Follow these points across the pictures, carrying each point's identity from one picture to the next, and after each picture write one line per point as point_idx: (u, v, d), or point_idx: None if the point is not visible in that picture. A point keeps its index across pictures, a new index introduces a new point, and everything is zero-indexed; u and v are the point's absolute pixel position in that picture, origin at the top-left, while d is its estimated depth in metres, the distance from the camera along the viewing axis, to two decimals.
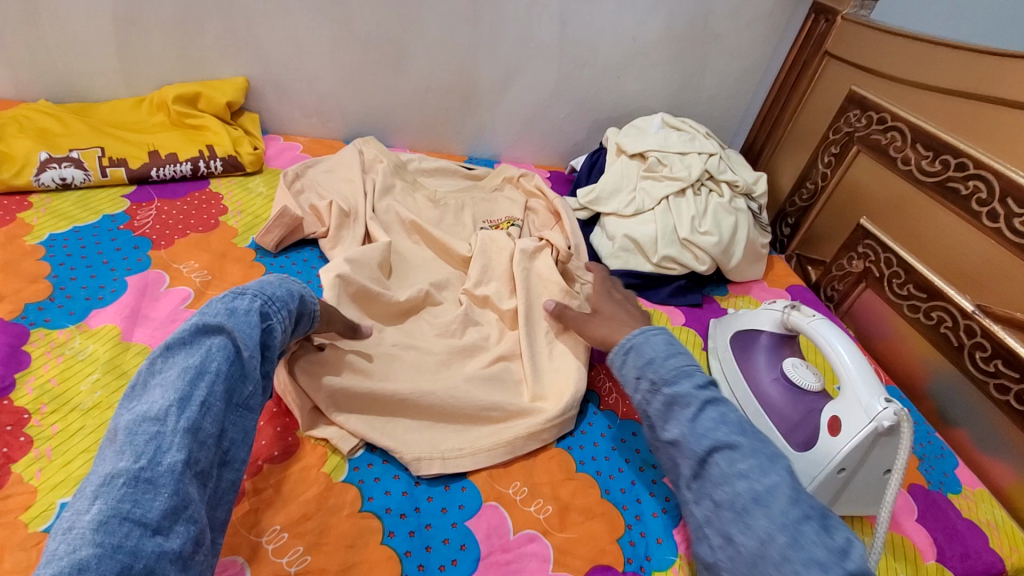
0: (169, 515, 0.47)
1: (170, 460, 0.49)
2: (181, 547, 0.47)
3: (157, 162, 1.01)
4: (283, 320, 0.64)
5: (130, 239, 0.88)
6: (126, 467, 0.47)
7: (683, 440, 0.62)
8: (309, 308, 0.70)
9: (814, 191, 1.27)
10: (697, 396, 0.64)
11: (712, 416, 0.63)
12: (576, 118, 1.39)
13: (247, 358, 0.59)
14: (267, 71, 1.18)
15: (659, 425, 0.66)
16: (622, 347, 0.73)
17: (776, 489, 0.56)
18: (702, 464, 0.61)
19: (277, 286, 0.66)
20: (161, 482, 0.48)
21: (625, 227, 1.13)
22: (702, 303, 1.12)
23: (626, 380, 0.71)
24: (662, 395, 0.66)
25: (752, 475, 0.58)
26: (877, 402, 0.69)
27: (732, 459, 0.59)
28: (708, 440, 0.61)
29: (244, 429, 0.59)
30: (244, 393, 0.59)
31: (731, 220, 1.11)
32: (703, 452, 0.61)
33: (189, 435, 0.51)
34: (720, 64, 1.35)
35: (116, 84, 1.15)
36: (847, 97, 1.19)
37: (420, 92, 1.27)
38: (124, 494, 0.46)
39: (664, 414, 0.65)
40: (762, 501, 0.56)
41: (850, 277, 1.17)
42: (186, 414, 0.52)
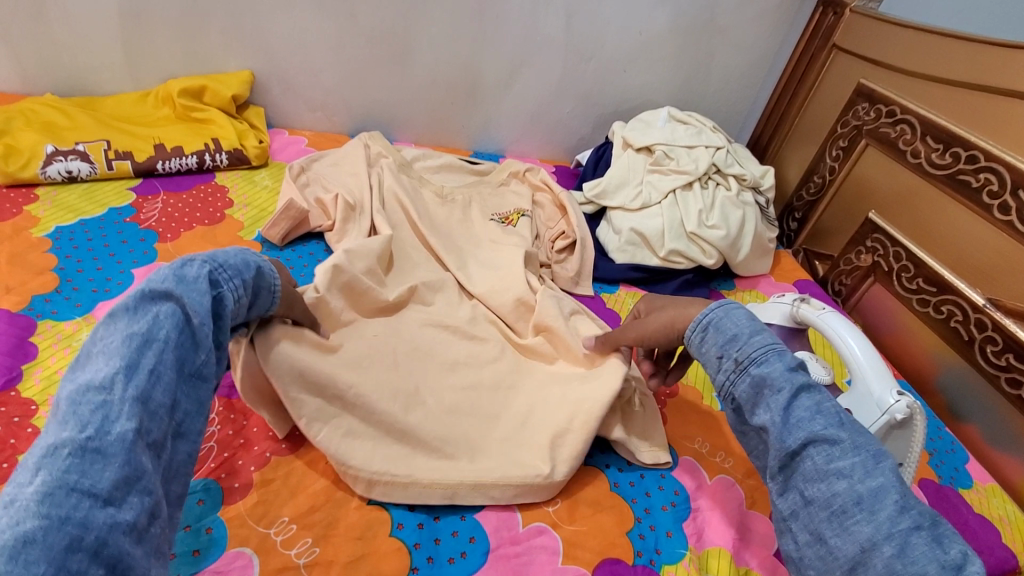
0: (121, 486, 0.44)
1: (120, 429, 0.46)
2: (136, 519, 0.44)
3: (163, 155, 1.01)
4: (235, 287, 0.60)
5: (137, 232, 0.88)
6: (70, 438, 0.44)
7: (774, 431, 0.57)
8: (264, 284, 0.65)
9: (821, 185, 1.26)
10: (790, 380, 0.58)
11: (808, 405, 0.57)
12: (582, 112, 1.39)
13: (199, 326, 0.56)
14: (272, 65, 1.18)
15: (747, 410, 0.60)
16: (698, 321, 0.66)
17: (883, 493, 0.51)
18: (793, 457, 0.56)
19: (230, 252, 0.62)
20: (111, 452, 0.45)
21: (631, 221, 1.12)
22: (709, 297, 1.11)
23: (706, 358, 0.64)
24: (750, 375, 0.60)
25: (854, 475, 0.53)
26: (890, 395, 0.68)
27: (830, 454, 0.54)
28: (803, 432, 0.56)
29: (201, 400, 0.56)
30: (198, 361, 0.56)
31: (738, 214, 1.10)
32: (796, 445, 0.56)
33: (139, 404, 0.48)
34: (727, 57, 1.34)
35: (121, 78, 1.14)
36: (855, 90, 1.18)
37: (425, 86, 1.27)
38: (71, 465, 0.43)
39: (754, 398, 0.59)
40: (865, 503, 0.51)
41: (858, 271, 1.16)
42: (134, 382, 0.49)
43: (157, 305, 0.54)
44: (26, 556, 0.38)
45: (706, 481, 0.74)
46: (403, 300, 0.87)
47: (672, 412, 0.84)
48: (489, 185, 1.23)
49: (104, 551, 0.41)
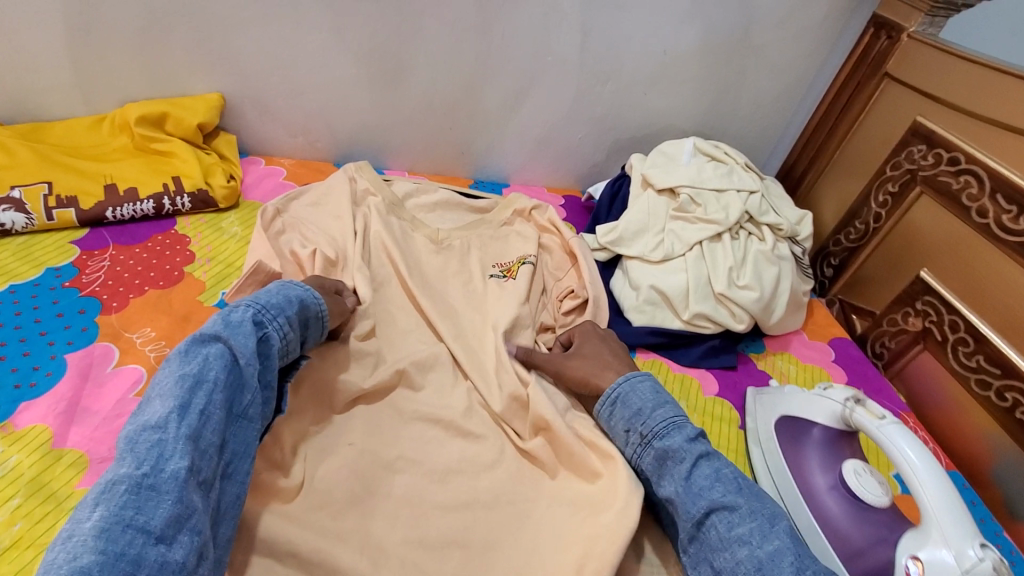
0: (172, 523, 0.48)
1: (174, 466, 0.51)
2: (184, 557, 0.47)
3: (113, 200, 0.87)
4: (278, 329, 0.67)
5: (76, 300, 0.76)
6: (128, 474, 0.49)
7: (680, 500, 0.64)
8: (311, 314, 0.73)
9: (863, 232, 1.12)
10: (688, 450, 0.67)
11: (706, 473, 0.65)
12: (595, 139, 1.24)
13: (244, 368, 0.62)
14: (246, 86, 1.03)
15: (655, 482, 0.68)
16: (608, 397, 0.76)
17: (781, 556, 0.57)
18: (700, 526, 0.62)
19: (271, 297, 0.69)
20: (164, 489, 0.50)
21: (651, 276, 0.99)
22: (737, 364, 0.98)
23: (614, 431, 0.74)
24: (654, 448, 0.69)
25: (754, 541, 0.59)
26: (970, 548, 0.57)
27: (730, 521, 0.61)
28: (704, 501, 0.63)
29: (247, 439, 0.60)
30: (243, 402, 0.61)
31: (773, 272, 0.97)
32: (699, 514, 0.62)
33: (190, 442, 0.53)
34: (761, 81, 1.19)
35: (72, 101, 1.00)
36: (910, 128, 1.03)
37: (420, 110, 1.13)
38: (129, 501, 0.48)
39: (658, 470, 0.68)
40: (766, 569, 0.57)
41: (904, 335, 1.03)
42: (186, 422, 0.54)
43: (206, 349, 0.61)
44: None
45: None
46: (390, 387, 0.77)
47: None
48: (490, 226, 1.09)
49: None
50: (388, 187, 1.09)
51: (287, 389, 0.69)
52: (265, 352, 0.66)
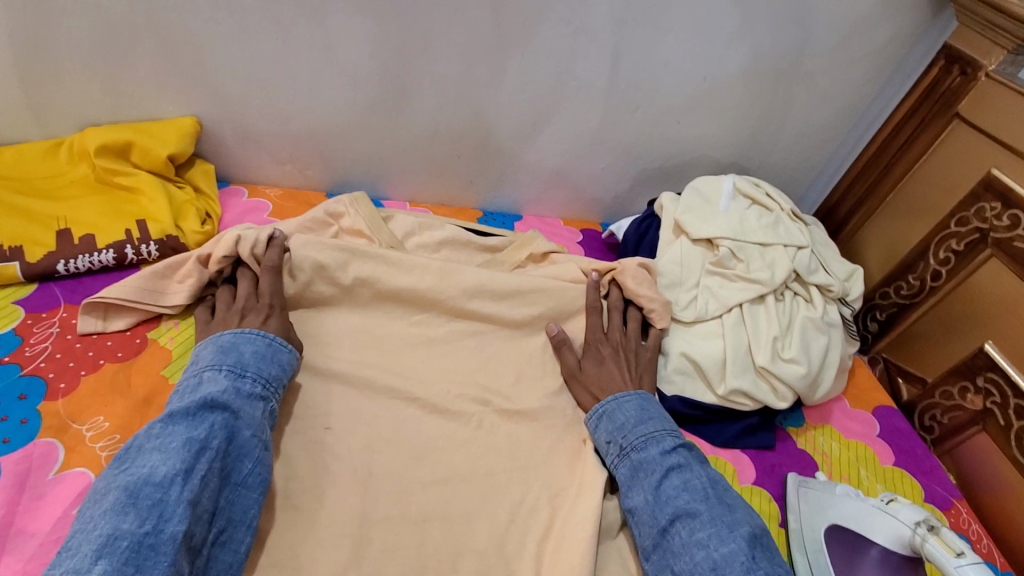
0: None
1: (172, 529, 0.50)
2: None
3: (67, 251, 0.75)
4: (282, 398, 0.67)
5: (16, 382, 0.64)
6: (130, 531, 0.49)
7: (647, 509, 0.66)
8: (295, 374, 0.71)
9: (918, 288, 1.01)
10: (660, 462, 0.69)
11: (676, 483, 0.67)
12: (619, 169, 1.11)
13: (248, 437, 0.60)
14: (226, 109, 0.90)
15: (623, 491, 0.69)
16: (595, 411, 0.77)
17: (732, 557, 0.59)
18: (664, 534, 0.64)
19: (270, 365, 0.67)
20: (162, 551, 0.49)
21: (683, 341, 0.88)
22: (775, 444, 0.87)
23: (596, 442, 0.75)
24: (630, 460, 0.70)
25: (711, 544, 0.61)
26: None
27: (692, 528, 0.62)
28: (670, 508, 0.65)
29: (246, 508, 0.58)
30: (243, 471, 0.59)
31: (822, 342, 0.86)
32: (665, 522, 0.64)
33: (190, 506, 0.52)
34: (808, 110, 1.06)
35: (23, 121, 0.86)
36: (982, 180, 0.91)
37: (424, 137, 1.00)
38: (127, 560, 0.48)
39: (631, 479, 0.69)
40: (720, 570, 0.59)
41: (960, 413, 0.92)
42: (189, 485, 0.53)
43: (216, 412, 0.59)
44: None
45: None
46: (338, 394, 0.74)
47: None
48: (500, 269, 0.98)
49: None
50: (386, 224, 0.96)
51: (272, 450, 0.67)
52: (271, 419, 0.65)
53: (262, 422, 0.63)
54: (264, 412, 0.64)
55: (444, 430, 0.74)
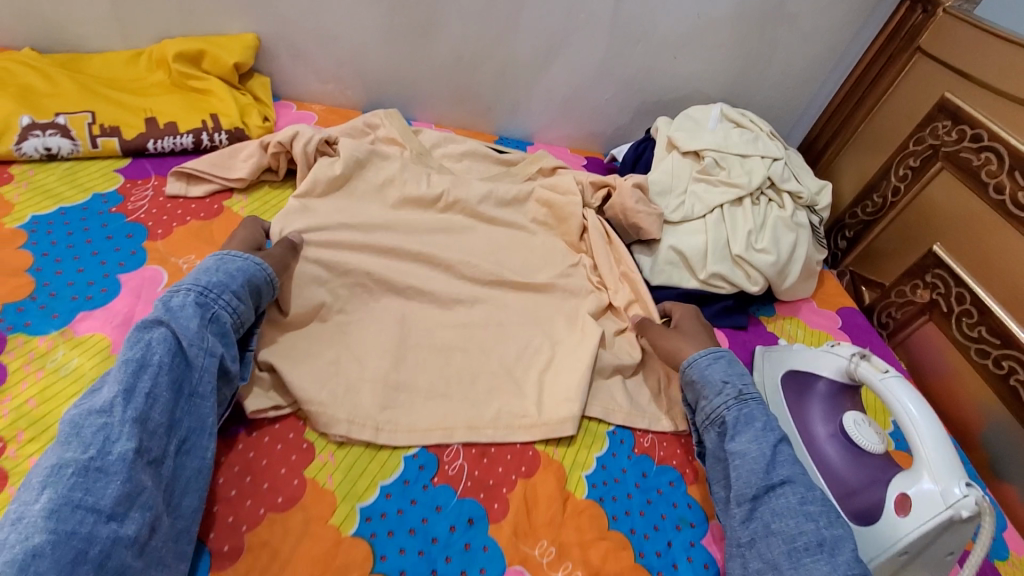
0: (123, 502, 0.49)
1: (120, 449, 0.51)
2: (136, 532, 0.49)
3: (155, 133, 0.90)
4: (226, 306, 0.64)
5: (123, 226, 0.79)
6: (75, 458, 0.49)
7: (759, 460, 0.66)
8: (260, 281, 0.70)
9: (881, 205, 1.15)
10: (778, 428, 0.70)
11: (788, 453, 0.68)
12: (622, 101, 1.25)
13: (191, 350, 0.60)
14: (280, 28, 1.04)
15: (729, 433, 0.70)
16: (712, 352, 0.77)
17: (841, 541, 0.60)
18: (769, 491, 0.64)
19: (211, 274, 0.65)
20: (112, 470, 0.50)
21: (671, 236, 1.02)
22: (748, 325, 1.02)
23: (710, 380, 0.74)
24: (745, 409, 0.71)
25: (822, 522, 0.61)
26: (956, 485, 0.62)
27: (803, 498, 0.63)
28: (784, 472, 0.65)
29: (203, 417, 0.60)
30: (193, 381, 0.59)
31: (791, 237, 1.00)
32: (775, 481, 0.65)
33: (137, 426, 0.53)
34: (792, 49, 1.19)
35: (108, 34, 1.01)
36: (937, 104, 1.04)
37: (450, 63, 1.14)
38: (76, 483, 0.49)
39: (739, 425, 0.70)
40: (826, 546, 0.59)
41: (911, 306, 1.07)
42: (132, 405, 0.54)
43: (152, 332, 0.59)
44: (35, 567, 0.44)
45: None
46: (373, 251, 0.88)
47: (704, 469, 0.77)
48: (513, 179, 1.12)
49: (107, 563, 0.47)
50: (416, 136, 1.10)
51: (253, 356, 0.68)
52: (216, 329, 0.63)
53: (204, 334, 0.62)
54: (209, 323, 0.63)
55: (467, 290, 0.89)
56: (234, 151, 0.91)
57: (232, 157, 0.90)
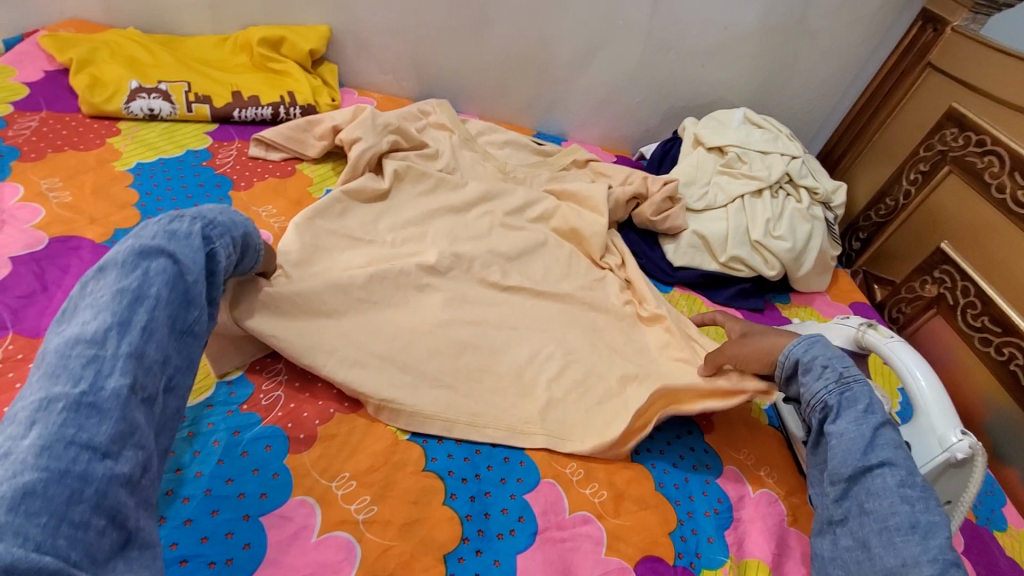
0: (117, 440, 0.47)
1: (113, 385, 0.49)
2: (130, 472, 0.48)
3: (240, 103, 1.01)
4: (227, 244, 0.63)
5: (212, 177, 0.90)
6: (65, 393, 0.46)
7: (857, 442, 0.65)
8: (253, 237, 0.68)
9: (892, 208, 1.22)
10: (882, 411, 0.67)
11: (890, 437, 0.65)
12: (652, 104, 1.35)
13: (191, 285, 0.58)
14: (350, 22, 1.17)
15: (828, 417, 0.68)
16: (813, 337, 0.75)
17: (937, 528, 0.58)
18: (866, 472, 0.63)
19: (216, 210, 0.64)
20: (106, 408, 0.47)
21: (694, 222, 1.10)
22: (763, 308, 1.09)
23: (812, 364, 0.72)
24: (850, 391, 0.68)
25: (916, 505, 0.59)
26: (952, 433, 0.69)
27: (902, 480, 0.61)
28: (883, 454, 0.63)
29: (191, 356, 0.58)
30: (189, 319, 0.57)
31: (807, 228, 1.08)
32: (872, 462, 0.63)
33: (132, 362, 0.50)
34: (812, 62, 1.29)
35: (201, 20, 1.14)
36: (945, 113, 1.13)
37: (496, 61, 1.25)
38: (66, 420, 0.46)
39: (841, 409, 0.68)
40: (921, 530, 0.58)
41: (920, 301, 1.13)
42: (127, 339, 0.51)
43: (148, 263, 0.55)
44: (27, 507, 0.41)
45: (750, 492, 0.75)
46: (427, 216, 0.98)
47: (718, 421, 0.83)
48: (550, 168, 1.21)
49: (103, 502, 0.45)
50: (463, 124, 1.21)
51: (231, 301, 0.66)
52: (211, 269, 0.61)
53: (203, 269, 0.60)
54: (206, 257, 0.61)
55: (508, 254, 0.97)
56: (310, 124, 1.00)
57: (307, 130, 1.00)
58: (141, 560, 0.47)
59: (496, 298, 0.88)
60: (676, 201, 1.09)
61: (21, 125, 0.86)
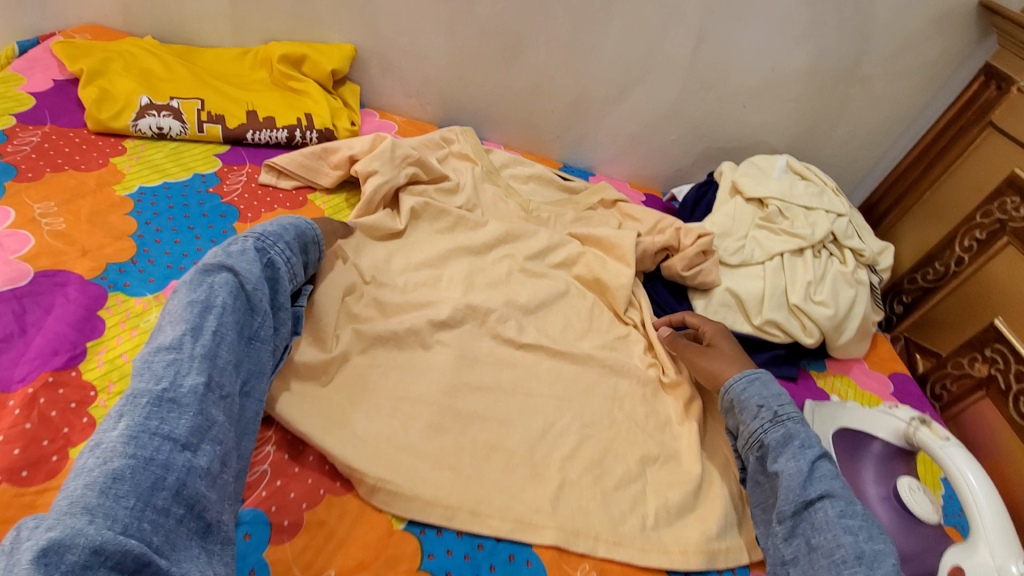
0: (195, 433, 0.51)
1: (191, 382, 0.53)
2: (208, 464, 0.51)
3: (254, 124, 0.96)
4: (281, 254, 0.69)
5: (218, 206, 0.84)
6: (148, 389, 0.51)
7: (796, 478, 0.65)
8: (310, 240, 0.76)
9: (942, 274, 1.14)
10: (816, 443, 0.68)
11: (828, 469, 0.66)
12: (687, 143, 1.27)
13: (252, 294, 0.64)
14: (376, 42, 1.12)
15: (769, 456, 0.69)
16: (745, 375, 0.76)
17: (882, 556, 0.59)
18: (808, 507, 0.64)
19: (267, 227, 0.71)
20: (184, 402, 0.52)
21: (728, 278, 1.02)
22: (798, 378, 1.00)
23: (746, 404, 0.73)
24: (783, 428, 0.70)
25: (860, 535, 0.60)
26: (1013, 564, 0.61)
27: (842, 511, 0.62)
28: (821, 486, 0.64)
29: (260, 361, 0.63)
30: (254, 325, 0.63)
31: (850, 293, 1.00)
32: (812, 497, 0.64)
33: (205, 362, 0.55)
34: (861, 110, 1.21)
35: (222, 32, 1.09)
36: (1006, 179, 1.04)
37: (526, 91, 1.19)
38: (151, 412, 0.50)
39: (780, 447, 0.68)
40: (867, 560, 0.59)
41: (967, 380, 1.05)
42: (200, 342, 0.56)
43: (215, 275, 0.62)
44: (117, 490, 0.45)
45: None
46: (442, 259, 0.92)
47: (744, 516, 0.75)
48: (575, 207, 1.14)
49: (183, 491, 0.48)
50: (487, 155, 1.15)
51: (303, 312, 0.73)
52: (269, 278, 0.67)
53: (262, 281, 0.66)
54: (263, 269, 0.67)
55: (526, 305, 0.90)
56: (324, 152, 0.94)
57: (322, 157, 0.94)
58: (220, 553, 0.50)
59: (510, 358, 0.81)
60: (709, 254, 1.01)
61: (21, 140, 0.81)
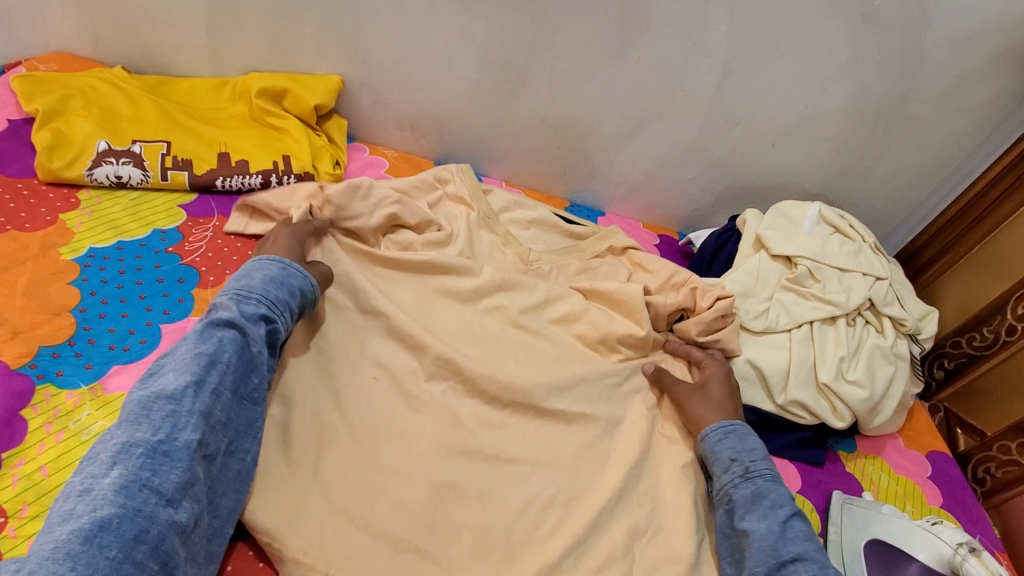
0: (182, 489, 0.52)
1: (186, 438, 0.54)
2: (186, 521, 0.52)
3: (225, 170, 0.87)
4: (287, 320, 0.68)
5: (176, 268, 0.75)
6: (145, 439, 0.52)
7: (766, 537, 0.63)
8: (308, 301, 0.72)
9: (991, 341, 1.04)
10: (786, 501, 0.67)
11: (800, 527, 0.64)
12: (707, 182, 1.15)
13: (254, 354, 0.64)
14: (366, 73, 1.02)
15: (739, 512, 0.68)
16: (720, 426, 0.76)
17: None
18: (780, 570, 0.61)
19: (276, 286, 0.68)
20: (177, 457, 0.53)
21: (750, 347, 0.90)
22: (825, 462, 0.89)
23: (717, 457, 0.73)
24: (753, 484, 0.69)
25: None
26: None
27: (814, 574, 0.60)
28: (793, 546, 0.62)
29: (250, 421, 0.63)
30: (250, 385, 0.63)
31: (887, 370, 0.89)
32: (784, 558, 0.61)
33: (202, 419, 0.56)
34: (902, 152, 1.07)
35: (198, 61, 1.01)
36: None
37: (531, 127, 1.09)
38: (144, 463, 0.51)
39: (750, 503, 0.68)
40: None
41: (1015, 469, 0.96)
42: (200, 398, 0.57)
43: (222, 331, 0.62)
44: (100, 540, 0.46)
45: None
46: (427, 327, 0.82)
47: None
48: (581, 255, 1.02)
49: (160, 546, 0.49)
50: (485, 197, 1.03)
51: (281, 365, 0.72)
52: (272, 337, 0.67)
53: (264, 342, 0.65)
54: (269, 332, 0.66)
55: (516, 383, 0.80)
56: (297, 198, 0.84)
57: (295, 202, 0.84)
58: None
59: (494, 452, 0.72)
60: (729, 320, 0.89)
61: None
